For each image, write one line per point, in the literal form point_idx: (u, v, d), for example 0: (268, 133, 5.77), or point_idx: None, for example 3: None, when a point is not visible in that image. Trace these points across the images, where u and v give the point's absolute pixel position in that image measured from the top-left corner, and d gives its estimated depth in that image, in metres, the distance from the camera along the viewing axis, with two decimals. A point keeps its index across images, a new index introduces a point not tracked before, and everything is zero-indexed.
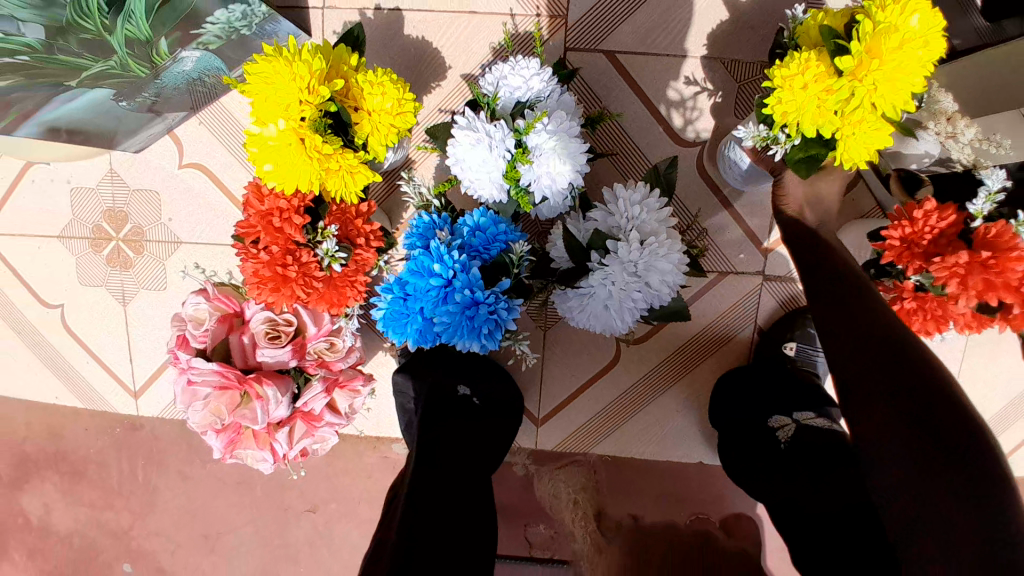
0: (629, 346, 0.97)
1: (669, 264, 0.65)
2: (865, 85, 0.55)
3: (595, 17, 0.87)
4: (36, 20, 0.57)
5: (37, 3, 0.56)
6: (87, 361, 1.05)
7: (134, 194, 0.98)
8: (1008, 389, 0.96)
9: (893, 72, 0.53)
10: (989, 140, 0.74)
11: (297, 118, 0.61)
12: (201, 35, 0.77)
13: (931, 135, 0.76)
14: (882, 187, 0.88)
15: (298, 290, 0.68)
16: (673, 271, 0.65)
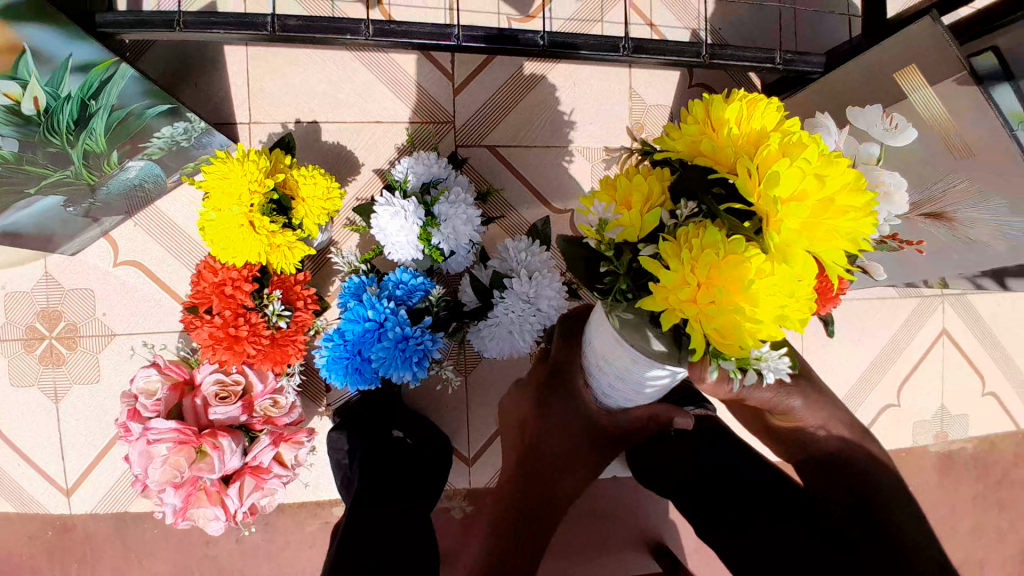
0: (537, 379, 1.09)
1: (554, 292, 0.84)
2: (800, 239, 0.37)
3: (477, 120, 1.10)
4: (14, 134, 0.68)
5: (17, 121, 0.67)
6: (18, 465, 1.05)
7: (70, 293, 1.05)
8: (838, 379, 1.21)
9: (847, 224, 0.36)
10: None
11: (247, 206, 0.75)
12: (148, 147, 0.91)
13: None
14: None
15: (248, 346, 0.79)
16: (557, 296, 0.84)
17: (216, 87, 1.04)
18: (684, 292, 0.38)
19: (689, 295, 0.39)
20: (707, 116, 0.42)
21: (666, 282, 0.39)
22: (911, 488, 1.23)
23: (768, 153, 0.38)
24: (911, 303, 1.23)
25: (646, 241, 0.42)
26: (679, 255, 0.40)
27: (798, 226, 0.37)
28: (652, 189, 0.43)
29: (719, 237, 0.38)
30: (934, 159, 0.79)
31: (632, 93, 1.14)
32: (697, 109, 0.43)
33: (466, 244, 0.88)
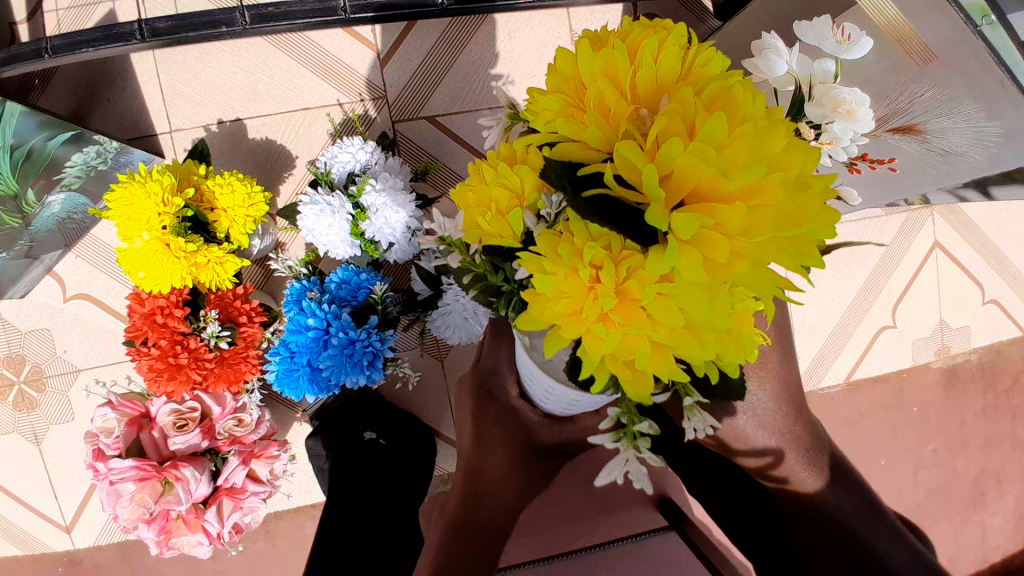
0: None
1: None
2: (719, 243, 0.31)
3: (410, 92, 1.03)
4: None
5: None
6: (17, 509, 1.07)
7: (29, 335, 1.03)
8: (831, 308, 1.15)
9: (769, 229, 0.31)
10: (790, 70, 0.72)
11: (159, 228, 0.72)
12: (63, 178, 0.86)
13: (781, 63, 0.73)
14: None
15: (193, 374, 0.76)
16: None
17: (129, 99, 0.98)
18: (565, 303, 0.34)
19: (574, 303, 0.34)
20: (580, 81, 0.36)
21: (543, 292, 0.34)
22: (917, 410, 1.19)
23: (663, 125, 0.32)
24: (897, 219, 1.16)
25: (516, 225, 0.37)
26: (560, 255, 0.34)
27: (704, 232, 0.31)
28: (522, 185, 0.37)
29: (608, 228, 0.33)
30: (896, 67, 0.74)
31: (574, 35, 1.06)
32: (566, 64, 0.36)
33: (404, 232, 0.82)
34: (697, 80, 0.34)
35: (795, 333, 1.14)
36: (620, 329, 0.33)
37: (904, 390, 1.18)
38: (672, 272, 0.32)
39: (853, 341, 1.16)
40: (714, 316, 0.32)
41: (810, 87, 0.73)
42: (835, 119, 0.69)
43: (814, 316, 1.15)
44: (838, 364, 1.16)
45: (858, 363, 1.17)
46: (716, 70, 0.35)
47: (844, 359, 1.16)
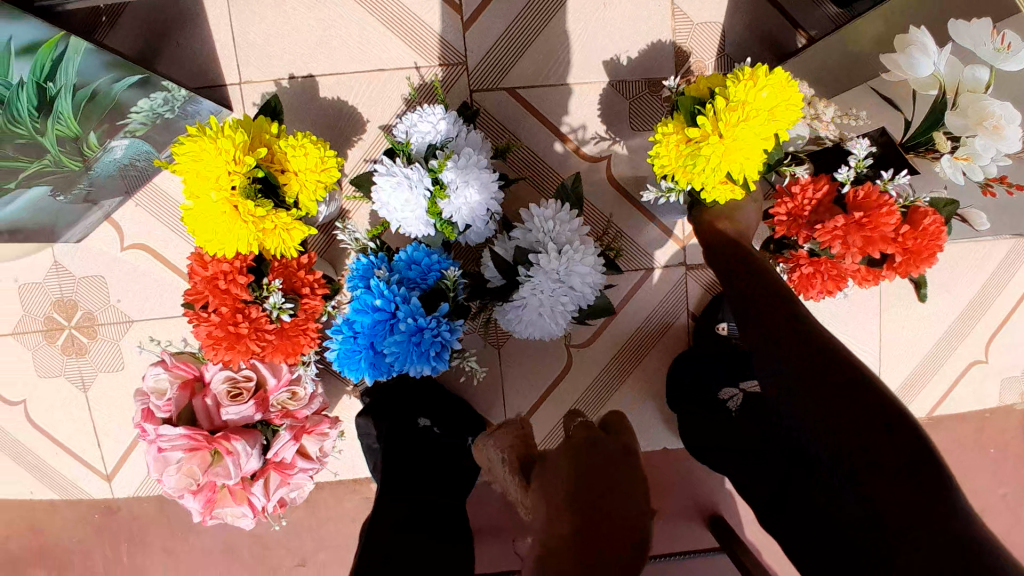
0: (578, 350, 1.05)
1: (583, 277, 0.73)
2: (728, 134, 0.66)
3: (492, 59, 0.96)
4: None
5: None
6: (60, 454, 1.06)
7: (82, 281, 1.00)
8: (924, 335, 1.06)
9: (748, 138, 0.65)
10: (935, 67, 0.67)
11: (228, 188, 0.66)
12: (127, 124, 0.82)
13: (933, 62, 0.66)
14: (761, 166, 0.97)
15: (252, 345, 0.72)
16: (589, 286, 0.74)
17: (198, 44, 0.93)
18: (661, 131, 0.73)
19: (664, 146, 0.73)
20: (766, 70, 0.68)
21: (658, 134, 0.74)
22: (1003, 453, 1.10)
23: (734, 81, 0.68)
24: (1009, 244, 1.05)
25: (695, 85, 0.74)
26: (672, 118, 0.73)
27: (723, 134, 0.67)
28: (704, 82, 0.74)
29: (685, 116, 0.72)
30: None
31: (675, 9, 0.96)
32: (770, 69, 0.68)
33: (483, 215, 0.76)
34: (772, 82, 0.67)
35: (879, 357, 1.06)
36: (672, 163, 0.73)
37: (990, 431, 1.09)
38: (705, 136, 0.68)
39: (941, 373, 1.07)
40: (713, 160, 0.68)
41: (957, 93, 0.67)
42: (977, 134, 0.66)
43: (903, 341, 1.06)
44: (923, 394, 1.07)
45: (943, 397, 1.08)
46: (783, 82, 0.68)
47: (928, 392, 1.07)
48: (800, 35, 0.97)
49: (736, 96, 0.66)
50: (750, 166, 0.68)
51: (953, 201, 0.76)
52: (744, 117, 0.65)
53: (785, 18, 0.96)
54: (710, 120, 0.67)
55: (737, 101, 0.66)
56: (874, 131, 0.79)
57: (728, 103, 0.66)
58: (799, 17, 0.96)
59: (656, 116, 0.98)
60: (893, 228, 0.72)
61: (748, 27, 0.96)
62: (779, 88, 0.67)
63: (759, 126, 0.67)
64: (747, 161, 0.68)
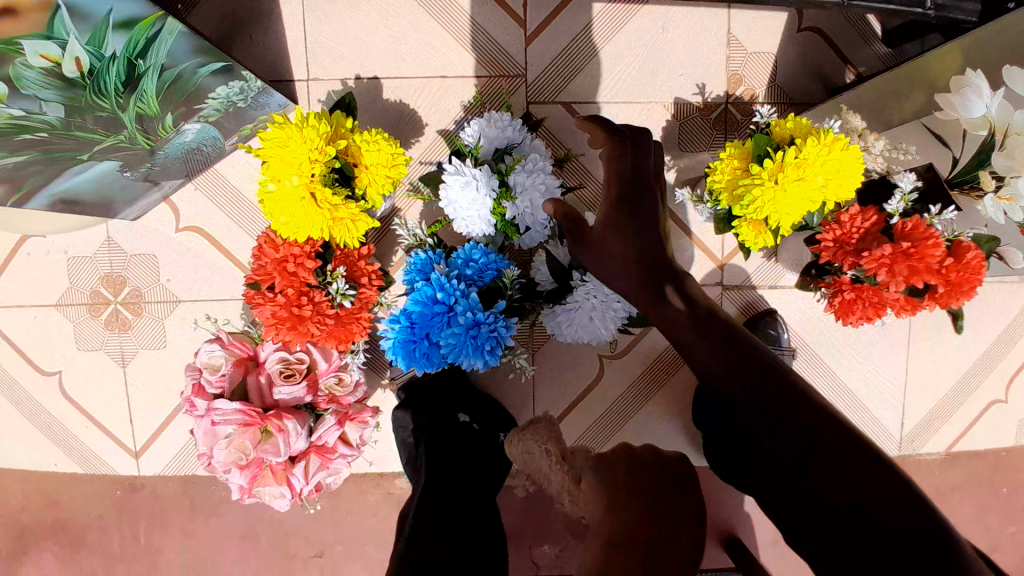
0: (611, 360, 1.07)
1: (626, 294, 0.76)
2: (782, 188, 0.74)
3: (551, 74, 1.00)
4: (57, 98, 0.64)
5: (61, 84, 0.62)
6: (89, 428, 1.07)
7: (133, 258, 1.03)
8: (947, 371, 1.08)
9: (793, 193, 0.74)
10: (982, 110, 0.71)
11: (308, 175, 0.69)
12: (203, 109, 0.85)
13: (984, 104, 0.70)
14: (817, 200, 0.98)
15: (312, 327, 0.74)
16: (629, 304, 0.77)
17: (271, 39, 0.96)
18: (734, 153, 0.81)
19: (729, 165, 0.81)
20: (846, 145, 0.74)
21: (730, 154, 0.81)
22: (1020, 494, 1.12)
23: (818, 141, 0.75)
24: None
25: (783, 124, 0.80)
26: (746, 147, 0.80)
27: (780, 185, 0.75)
28: (797, 126, 0.79)
29: (760, 149, 0.79)
30: None
31: (731, 39, 1.00)
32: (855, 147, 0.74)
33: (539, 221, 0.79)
34: (846, 157, 0.74)
35: (903, 390, 1.08)
36: (728, 184, 0.81)
37: (1006, 471, 1.11)
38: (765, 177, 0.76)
39: (962, 411, 1.09)
40: (756, 198, 0.76)
41: (1005, 135, 0.71)
42: (1022, 174, 0.69)
43: (928, 376, 1.08)
44: (943, 429, 1.10)
45: (961, 435, 1.10)
46: (854, 162, 0.74)
47: (947, 428, 1.10)
48: (848, 71, 1.01)
49: (808, 158, 0.73)
50: (785, 220, 0.77)
51: (993, 238, 0.79)
52: (803, 179, 0.74)
53: (835, 55, 1.01)
54: (775, 169, 0.75)
55: (803, 161, 0.73)
56: (919, 166, 0.82)
57: (799, 161, 0.73)
58: (849, 54, 1.01)
59: (705, 139, 1.02)
60: (938, 260, 0.75)
61: (797, 61, 1.01)
62: (847, 161, 0.74)
63: (809, 191, 0.75)
64: (788, 214, 0.76)
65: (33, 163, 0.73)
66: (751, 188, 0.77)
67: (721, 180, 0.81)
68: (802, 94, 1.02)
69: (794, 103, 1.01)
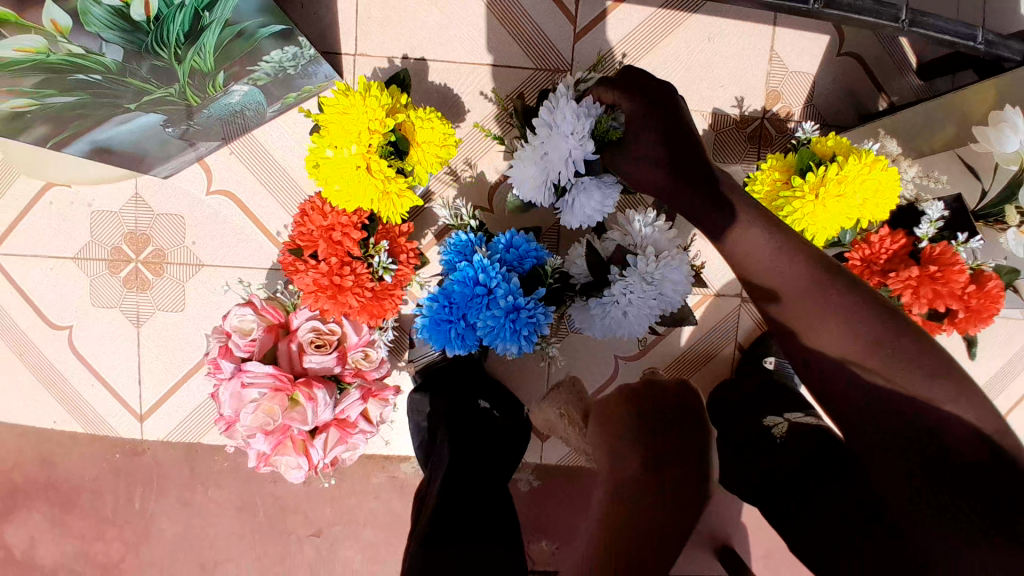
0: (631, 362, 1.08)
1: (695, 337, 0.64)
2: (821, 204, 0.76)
3: (595, 73, 1.01)
4: (121, 40, 0.64)
5: (126, 27, 0.62)
6: (95, 386, 1.05)
7: (159, 218, 1.01)
8: None
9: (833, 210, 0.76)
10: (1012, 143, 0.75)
11: (366, 145, 0.70)
12: (255, 71, 0.85)
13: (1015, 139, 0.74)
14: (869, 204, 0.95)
15: (351, 298, 0.74)
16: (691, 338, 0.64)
17: (323, 10, 0.97)
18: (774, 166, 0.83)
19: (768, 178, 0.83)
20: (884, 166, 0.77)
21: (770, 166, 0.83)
22: None
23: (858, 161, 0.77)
24: None
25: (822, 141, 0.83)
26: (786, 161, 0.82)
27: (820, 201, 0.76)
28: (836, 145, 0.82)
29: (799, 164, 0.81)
30: None
31: (772, 56, 1.02)
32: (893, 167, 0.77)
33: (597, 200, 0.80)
34: (886, 179, 0.76)
35: None
36: (766, 195, 0.83)
37: None
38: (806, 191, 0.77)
39: None
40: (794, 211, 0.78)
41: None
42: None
43: None
44: None
45: None
46: (892, 184, 0.76)
47: None
48: (880, 98, 1.05)
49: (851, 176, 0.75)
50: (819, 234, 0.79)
51: (1015, 270, 0.82)
52: (842, 196, 0.75)
53: (870, 81, 1.04)
54: (816, 184, 0.77)
55: (844, 178, 0.75)
56: (949, 197, 0.84)
57: (841, 178, 0.75)
58: (883, 82, 1.04)
59: (739, 151, 1.04)
60: (962, 285, 0.77)
61: (833, 83, 1.04)
62: (886, 182, 0.76)
63: (845, 209, 0.76)
64: (825, 229, 0.78)
65: (79, 105, 0.72)
66: (791, 202, 0.78)
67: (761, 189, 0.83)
68: (835, 116, 1.04)
69: (827, 123, 1.04)
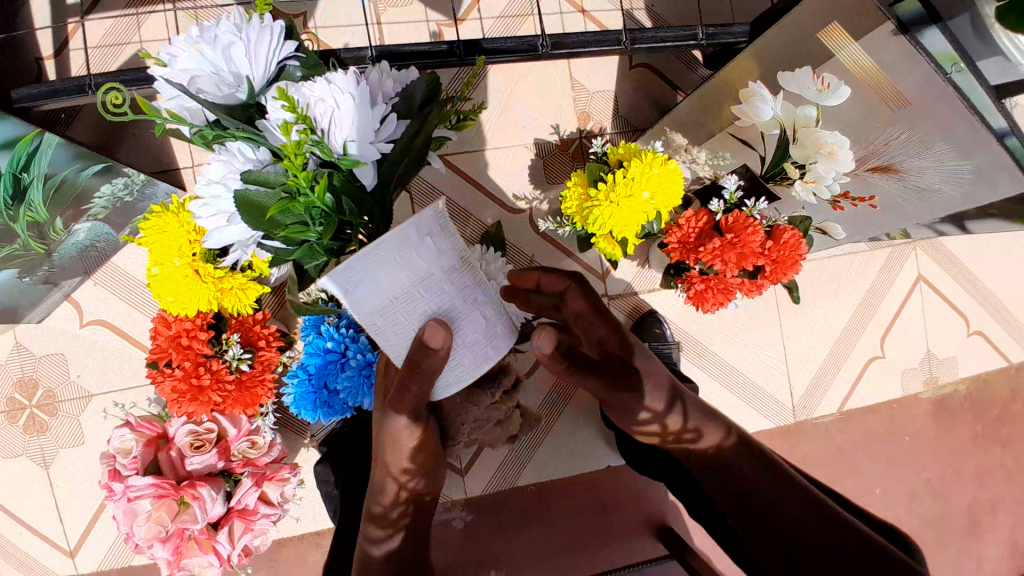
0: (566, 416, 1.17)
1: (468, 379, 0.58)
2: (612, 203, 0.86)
3: None
4: None
5: None
6: (22, 533, 1.07)
7: (44, 360, 1.05)
8: (823, 338, 1.25)
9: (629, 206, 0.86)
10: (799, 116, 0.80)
11: (189, 255, 0.76)
12: (91, 208, 0.90)
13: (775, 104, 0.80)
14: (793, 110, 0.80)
15: (213, 395, 0.79)
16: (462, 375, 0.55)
17: (155, 134, 1.04)
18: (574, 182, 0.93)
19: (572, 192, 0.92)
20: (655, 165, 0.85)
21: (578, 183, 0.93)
22: (904, 434, 1.28)
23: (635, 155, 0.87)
24: (884, 254, 1.25)
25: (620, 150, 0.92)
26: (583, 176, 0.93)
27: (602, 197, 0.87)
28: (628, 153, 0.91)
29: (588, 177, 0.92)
30: (870, 110, 0.81)
31: (574, 82, 1.13)
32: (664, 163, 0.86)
33: (219, 77, 0.56)
34: (660, 170, 0.86)
35: (789, 362, 1.23)
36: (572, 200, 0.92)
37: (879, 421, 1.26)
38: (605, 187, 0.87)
39: (843, 372, 1.25)
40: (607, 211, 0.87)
41: (795, 130, 0.81)
42: (818, 159, 0.79)
43: (807, 346, 1.24)
44: (836, 385, 1.25)
45: (849, 393, 1.26)
46: (665, 175, 0.86)
47: (835, 389, 1.25)
48: (679, 95, 1.15)
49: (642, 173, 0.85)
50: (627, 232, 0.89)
51: (807, 217, 0.90)
52: (634, 195, 0.86)
53: (664, 81, 1.15)
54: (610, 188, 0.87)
55: (633, 178, 0.85)
56: (738, 169, 0.92)
57: (630, 176, 0.85)
58: (677, 80, 1.15)
59: (567, 173, 1.14)
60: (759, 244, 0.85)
61: (635, 89, 1.15)
62: (668, 176, 0.86)
63: (642, 205, 0.87)
64: (629, 225, 0.88)
65: None
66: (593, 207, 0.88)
67: (569, 204, 0.93)
68: (642, 121, 1.16)
69: (638, 129, 1.16)
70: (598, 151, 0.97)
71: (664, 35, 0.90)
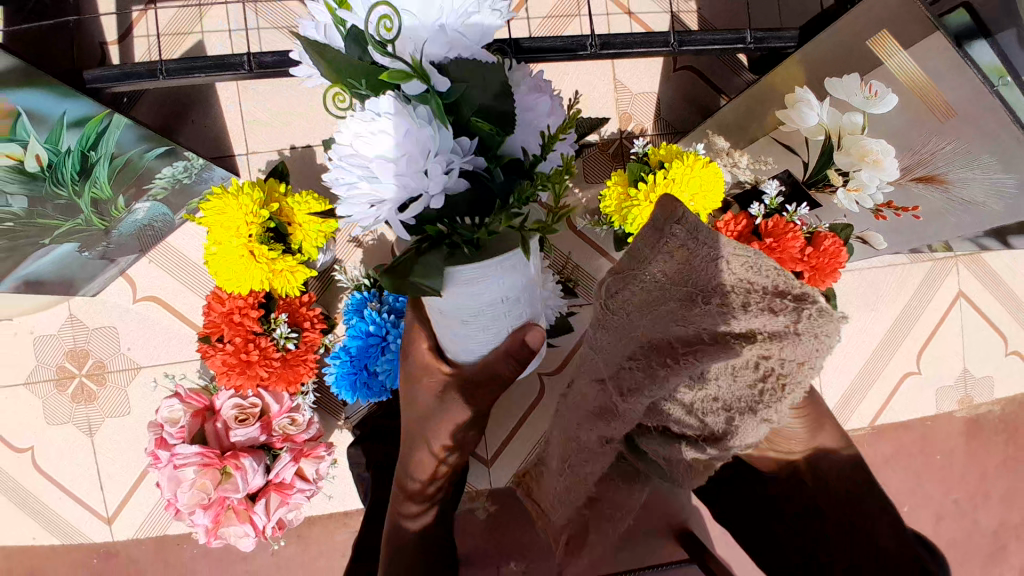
0: None
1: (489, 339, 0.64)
2: (652, 202, 0.87)
3: None
4: (24, 192, 0.74)
5: (25, 179, 0.73)
6: (65, 498, 1.11)
7: (95, 332, 1.10)
8: (856, 351, 1.24)
9: None
10: (844, 121, 0.80)
11: (246, 236, 0.79)
12: (151, 188, 0.94)
13: (821, 111, 0.80)
14: (839, 117, 0.80)
15: (260, 370, 0.82)
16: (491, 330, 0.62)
17: (211, 121, 1.08)
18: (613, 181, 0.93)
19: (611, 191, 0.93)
20: (696, 169, 0.87)
21: (618, 182, 0.93)
22: (935, 452, 1.26)
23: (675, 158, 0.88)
24: (922, 268, 1.24)
25: (661, 151, 0.93)
26: (623, 175, 0.94)
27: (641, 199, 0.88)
28: (670, 156, 0.92)
29: (630, 177, 0.93)
30: (917, 122, 0.81)
31: (617, 85, 1.15)
32: (702, 164, 0.87)
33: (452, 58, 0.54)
34: (700, 172, 0.87)
35: (821, 373, 1.23)
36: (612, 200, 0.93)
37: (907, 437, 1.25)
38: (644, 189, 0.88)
39: (875, 386, 1.24)
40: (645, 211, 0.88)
41: (840, 137, 0.81)
42: (862, 168, 0.80)
43: (840, 358, 1.23)
44: (867, 400, 1.24)
45: (881, 408, 1.25)
46: (705, 177, 0.87)
47: (866, 403, 1.24)
48: (722, 100, 1.16)
49: (682, 176, 0.86)
50: None
51: (847, 226, 0.91)
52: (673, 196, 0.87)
53: (708, 87, 1.16)
54: (650, 188, 0.88)
55: (673, 179, 0.86)
56: (780, 174, 0.92)
57: (670, 177, 0.86)
58: (721, 86, 1.16)
59: (605, 173, 1.16)
60: (799, 250, 0.85)
61: (678, 94, 1.16)
62: (709, 177, 0.87)
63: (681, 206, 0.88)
64: None
65: None
66: (633, 206, 0.89)
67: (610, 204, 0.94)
68: (683, 124, 1.17)
69: (678, 132, 1.17)
70: (640, 152, 0.98)
71: (711, 37, 0.91)
